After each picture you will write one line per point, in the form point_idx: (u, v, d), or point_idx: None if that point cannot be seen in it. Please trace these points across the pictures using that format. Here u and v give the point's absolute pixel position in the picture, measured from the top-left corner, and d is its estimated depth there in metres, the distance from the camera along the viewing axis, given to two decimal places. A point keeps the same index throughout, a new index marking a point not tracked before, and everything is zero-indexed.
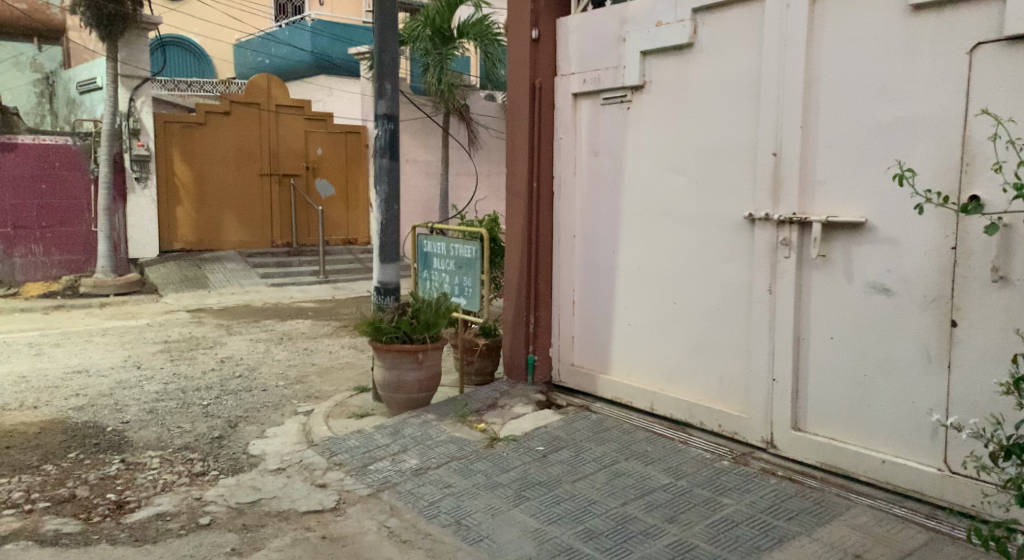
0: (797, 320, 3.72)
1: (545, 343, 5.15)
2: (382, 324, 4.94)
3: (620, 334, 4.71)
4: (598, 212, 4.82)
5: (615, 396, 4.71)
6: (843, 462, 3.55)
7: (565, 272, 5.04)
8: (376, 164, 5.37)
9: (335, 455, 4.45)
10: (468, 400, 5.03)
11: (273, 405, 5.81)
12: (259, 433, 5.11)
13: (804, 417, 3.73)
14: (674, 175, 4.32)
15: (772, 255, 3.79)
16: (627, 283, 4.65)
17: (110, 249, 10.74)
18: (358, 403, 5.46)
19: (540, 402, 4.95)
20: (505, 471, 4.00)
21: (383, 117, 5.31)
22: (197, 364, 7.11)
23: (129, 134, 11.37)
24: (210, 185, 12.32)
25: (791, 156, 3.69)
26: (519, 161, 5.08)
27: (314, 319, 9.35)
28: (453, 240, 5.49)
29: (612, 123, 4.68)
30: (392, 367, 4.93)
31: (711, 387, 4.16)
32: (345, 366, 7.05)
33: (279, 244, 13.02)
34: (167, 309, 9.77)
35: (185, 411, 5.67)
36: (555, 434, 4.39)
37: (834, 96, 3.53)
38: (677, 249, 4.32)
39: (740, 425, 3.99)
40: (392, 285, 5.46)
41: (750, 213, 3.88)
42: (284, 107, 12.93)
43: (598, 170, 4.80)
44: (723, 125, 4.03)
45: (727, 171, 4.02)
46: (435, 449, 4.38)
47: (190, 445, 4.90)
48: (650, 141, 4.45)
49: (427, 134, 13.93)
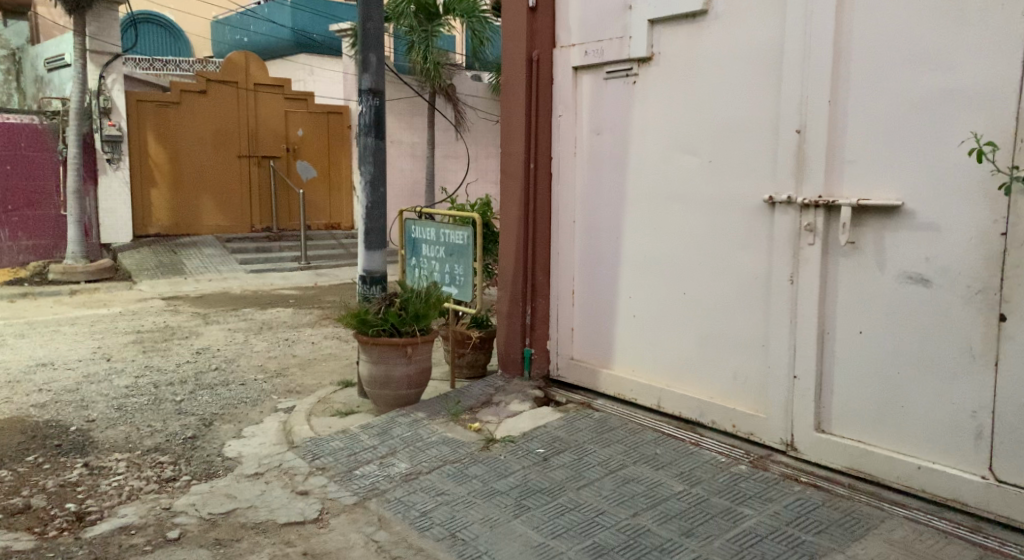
0: (821, 312, 3.42)
1: (542, 336, 4.82)
2: (368, 316, 4.60)
3: (624, 326, 4.40)
4: (600, 196, 4.48)
5: (618, 393, 4.40)
6: (872, 468, 3.26)
7: (564, 260, 4.71)
8: (360, 143, 4.99)
9: (317, 458, 4.11)
10: (461, 398, 4.71)
11: (252, 401, 5.46)
12: (236, 432, 4.76)
13: (828, 418, 3.43)
14: (684, 155, 3.99)
15: (795, 243, 3.49)
16: (632, 273, 4.33)
17: (81, 234, 10.28)
18: (343, 400, 5.12)
19: (538, 398, 4.63)
20: (503, 477, 3.68)
21: (368, 92, 4.94)
22: (172, 356, 6.73)
23: (99, 114, 10.89)
24: (186, 166, 11.84)
25: (817, 132, 3.37)
26: (515, 141, 4.74)
27: (296, 308, 8.97)
28: (444, 225, 5.13)
29: (616, 99, 4.34)
30: (379, 362, 4.58)
31: (724, 385, 3.87)
32: (329, 358, 6.69)
33: (259, 229, 12.59)
34: (141, 296, 9.34)
35: (157, 408, 5.30)
36: (555, 434, 4.07)
37: (867, 66, 3.21)
38: (686, 236, 4.00)
39: (756, 426, 3.70)
40: (378, 273, 5.09)
41: (770, 197, 3.57)
42: (263, 86, 12.45)
43: (600, 150, 4.46)
44: (740, 100, 3.70)
45: (743, 151, 3.71)
46: (426, 452, 4.05)
47: (160, 447, 4.54)
48: (658, 118, 4.12)
49: (412, 114, 13.51)
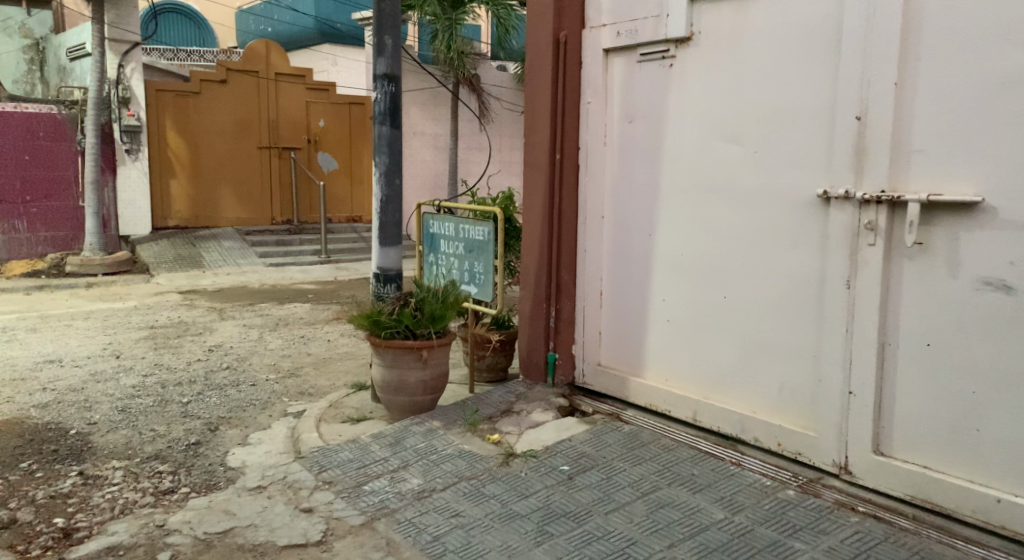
0: (882, 322, 3.05)
1: (567, 340, 4.49)
2: (381, 316, 4.30)
3: (655, 330, 4.06)
4: (631, 189, 4.13)
5: (649, 403, 4.06)
6: (941, 498, 2.89)
7: (591, 259, 4.36)
8: (375, 132, 4.68)
9: (323, 471, 3.81)
10: (479, 405, 4.39)
11: (261, 404, 5.20)
12: (242, 439, 4.49)
13: (889, 440, 3.07)
14: (726, 144, 3.63)
15: (852, 242, 3.12)
16: (665, 274, 3.98)
17: (99, 226, 10.12)
18: (355, 405, 4.83)
19: (562, 408, 4.30)
20: (523, 497, 3.36)
21: (383, 77, 4.63)
22: (183, 354, 6.49)
23: (118, 103, 10.74)
24: (206, 157, 11.64)
25: (879, 119, 2.99)
26: (539, 129, 4.40)
27: (313, 303, 8.71)
28: (463, 220, 4.80)
29: (650, 84, 3.98)
30: (393, 366, 4.28)
31: (769, 399, 3.52)
32: (344, 358, 6.41)
33: (279, 222, 12.38)
34: (157, 290, 9.14)
35: (162, 409, 5.05)
36: (581, 449, 3.74)
37: (940, 43, 2.82)
38: (727, 234, 3.65)
39: (805, 445, 3.35)
40: (393, 271, 4.79)
41: (824, 190, 3.20)
42: (283, 75, 12.20)
43: (632, 139, 4.10)
44: (790, 84, 3.33)
45: (793, 141, 3.33)
46: (440, 466, 3.74)
47: (160, 454, 4.27)
48: (697, 103, 3.75)
49: (435, 105, 13.21)
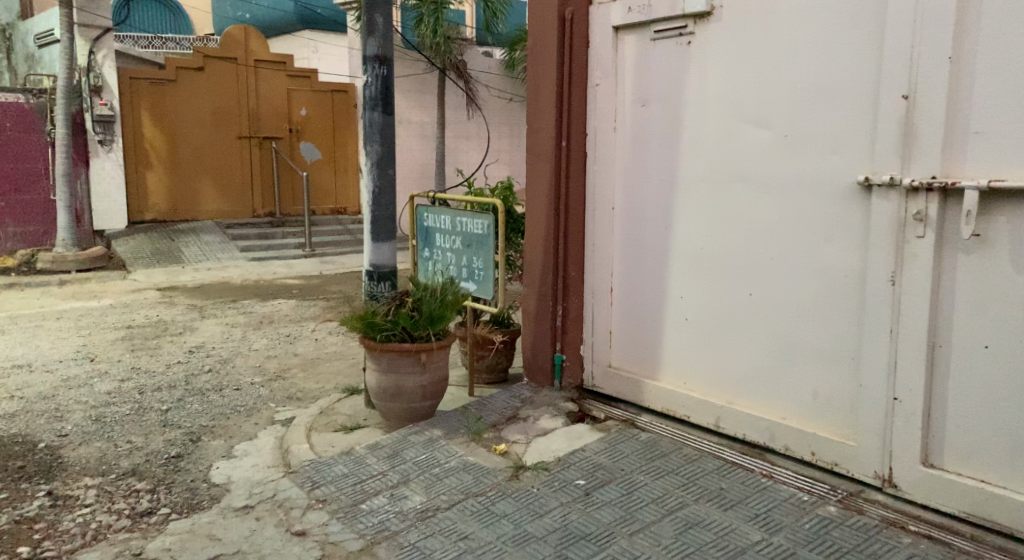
0: (932, 321, 2.79)
1: (575, 340, 4.20)
2: (377, 318, 4.00)
3: (672, 330, 3.78)
4: (645, 177, 3.84)
5: (666, 408, 3.79)
6: (1001, 516, 2.63)
7: (600, 254, 4.07)
8: (365, 118, 4.35)
9: (316, 488, 3.49)
10: (482, 412, 4.09)
11: (246, 411, 4.87)
12: (226, 451, 4.16)
13: (939, 451, 2.81)
14: (752, 129, 3.35)
15: (898, 235, 2.85)
16: (683, 269, 3.70)
17: (71, 220, 9.69)
18: (348, 411, 4.52)
19: (571, 413, 4.02)
20: (538, 517, 3.07)
21: (373, 59, 4.31)
22: (162, 355, 6.14)
23: (90, 92, 10.28)
24: (183, 147, 11.22)
25: (932, 98, 2.72)
26: (544, 115, 4.10)
27: (299, 299, 8.36)
28: (461, 213, 4.49)
29: (666, 64, 3.69)
30: (389, 371, 3.97)
31: (801, 406, 3.26)
32: (333, 358, 6.09)
33: (261, 215, 11.97)
34: (135, 287, 8.75)
35: (140, 418, 4.70)
36: (596, 461, 3.45)
37: (1004, 12, 2.54)
38: (754, 226, 3.38)
39: (843, 455, 3.08)
40: (387, 268, 4.49)
41: (865, 176, 2.93)
42: (264, 62, 11.76)
43: (645, 124, 3.81)
44: (825, 61, 3.05)
45: (830, 124, 3.06)
46: (443, 481, 3.44)
47: (138, 469, 3.92)
48: (718, 83, 3.47)
49: (421, 92, 12.85)
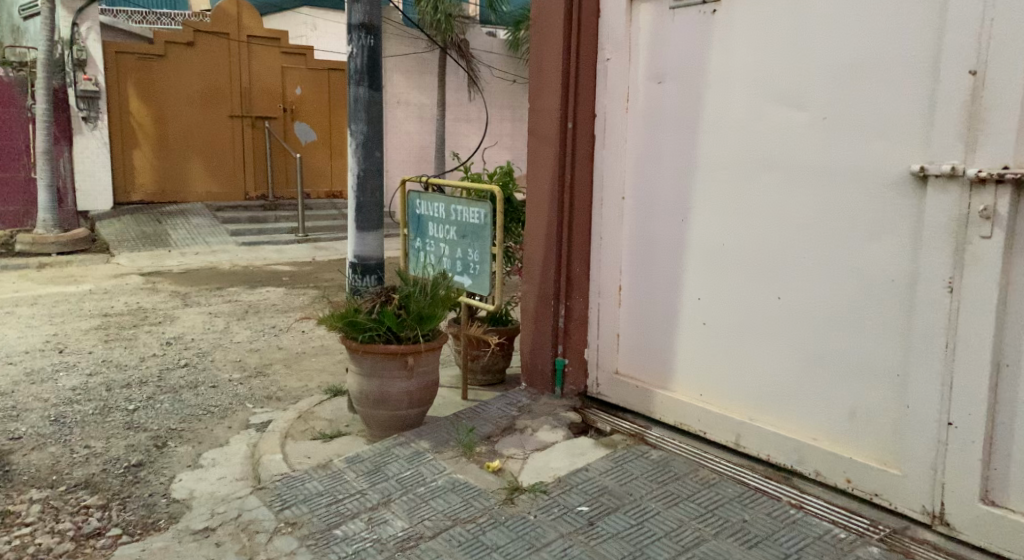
0: (998, 336, 2.38)
1: (578, 343, 3.81)
2: (359, 316, 3.59)
3: (687, 335, 3.39)
4: (659, 164, 3.43)
5: (679, 422, 3.40)
6: None
7: (608, 249, 3.66)
8: (350, 94, 3.93)
9: (286, 509, 3.09)
10: (475, 422, 3.69)
11: (221, 412, 4.48)
12: (194, 460, 3.78)
13: (1002, 487, 2.41)
14: (784, 110, 2.94)
15: (957, 235, 2.44)
16: (702, 267, 3.30)
17: (53, 200, 9.28)
18: (330, 416, 4.14)
19: (573, 425, 3.64)
20: (534, 551, 2.67)
21: (358, 28, 3.87)
22: (137, 347, 5.75)
23: (73, 67, 9.85)
24: (173, 126, 10.82)
25: (1006, 74, 2.30)
26: (548, 93, 3.69)
27: (288, 287, 7.95)
28: (456, 200, 4.07)
29: (685, 36, 3.28)
30: (373, 375, 3.58)
31: (835, 426, 2.87)
32: (319, 353, 5.69)
33: (254, 197, 11.56)
34: (117, 272, 8.35)
35: (103, 419, 4.32)
36: (602, 484, 3.05)
37: None
38: (782, 221, 2.98)
39: (885, 485, 2.69)
40: (373, 261, 4.09)
41: (920, 166, 2.52)
42: (257, 38, 11.28)
43: (659, 104, 3.40)
44: (874, 32, 2.64)
45: (878, 103, 2.65)
46: (428, 504, 3.04)
47: (92, 480, 3.53)
48: (745, 58, 3.06)
49: (421, 72, 12.38)
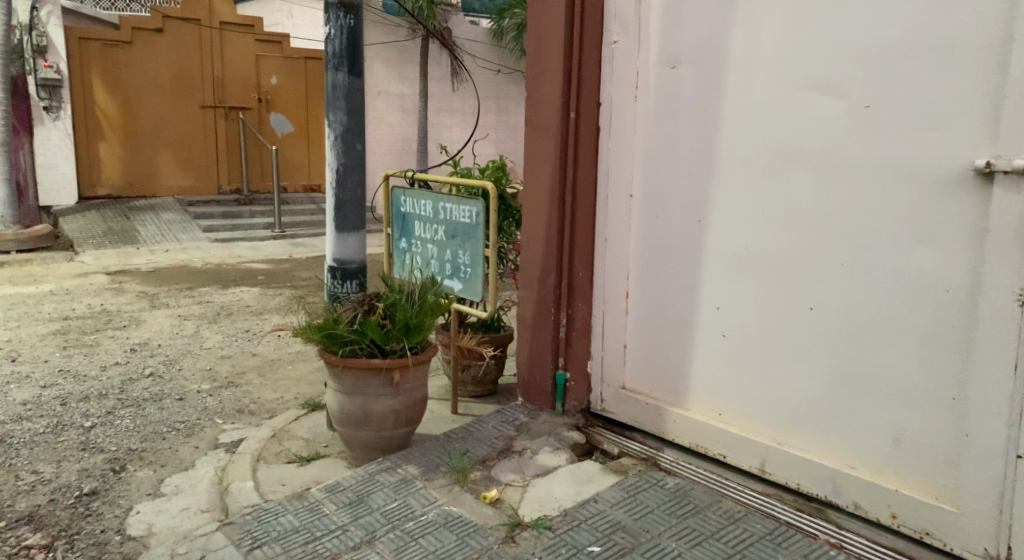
0: None
1: (581, 355, 3.46)
2: (339, 328, 3.20)
3: (704, 349, 3.06)
4: (671, 157, 3.09)
5: (694, 444, 3.08)
6: None
7: (614, 252, 3.32)
8: (328, 80, 3.54)
9: (255, 549, 2.71)
10: (467, 444, 3.34)
11: (187, 429, 4.10)
12: (154, 487, 3.40)
13: None
14: (818, 97, 2.61)
15: None
16: (720, 273, 2.97)
17: (13, 194, 8.79)
18: (307, 435, 3.77)
19: (577, 446, 3.30)
20: None
21: (335, 6, 3.48)
22: (99, 355, 5.33)
23: (33, 53, 9.35)
24: (142, 117, 10.33)
25: None
26: (548, 79, 3.33)
27: (263, 287, 7.53)
28: (445, 198, 3.70)
29: (702, 15, 2.94)
30: (355, 393, 3.21)
31: (877, 453, 2.55)
32: (297, 360, 5.31)
33: (227, 192, 11.10)
34: (81, 270, 7.90)
35: (55, 439, 3.91)
36: (615, 519, 2.71)
37: None
38: (816, 221, 2.65)
39: (939, 522, 2.37)
40: (354, 265, 3.71)
41: (986, 161, 2.20)
42: (230, 24, 10.76)
43: (672, 90, 3.06)
44: (929, 9, 2.31)
45: (934, 89, 2.33)
46: (418, 543, 2.68)
47: (36, 514, 3.13)
48: (774, 39, 2.72)
49: (402, 61, 11.97)
